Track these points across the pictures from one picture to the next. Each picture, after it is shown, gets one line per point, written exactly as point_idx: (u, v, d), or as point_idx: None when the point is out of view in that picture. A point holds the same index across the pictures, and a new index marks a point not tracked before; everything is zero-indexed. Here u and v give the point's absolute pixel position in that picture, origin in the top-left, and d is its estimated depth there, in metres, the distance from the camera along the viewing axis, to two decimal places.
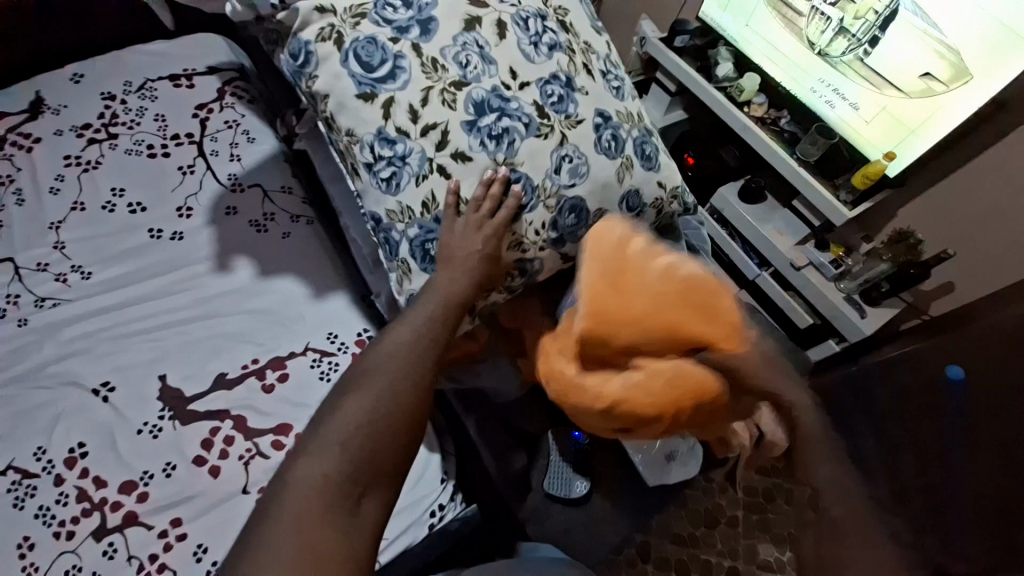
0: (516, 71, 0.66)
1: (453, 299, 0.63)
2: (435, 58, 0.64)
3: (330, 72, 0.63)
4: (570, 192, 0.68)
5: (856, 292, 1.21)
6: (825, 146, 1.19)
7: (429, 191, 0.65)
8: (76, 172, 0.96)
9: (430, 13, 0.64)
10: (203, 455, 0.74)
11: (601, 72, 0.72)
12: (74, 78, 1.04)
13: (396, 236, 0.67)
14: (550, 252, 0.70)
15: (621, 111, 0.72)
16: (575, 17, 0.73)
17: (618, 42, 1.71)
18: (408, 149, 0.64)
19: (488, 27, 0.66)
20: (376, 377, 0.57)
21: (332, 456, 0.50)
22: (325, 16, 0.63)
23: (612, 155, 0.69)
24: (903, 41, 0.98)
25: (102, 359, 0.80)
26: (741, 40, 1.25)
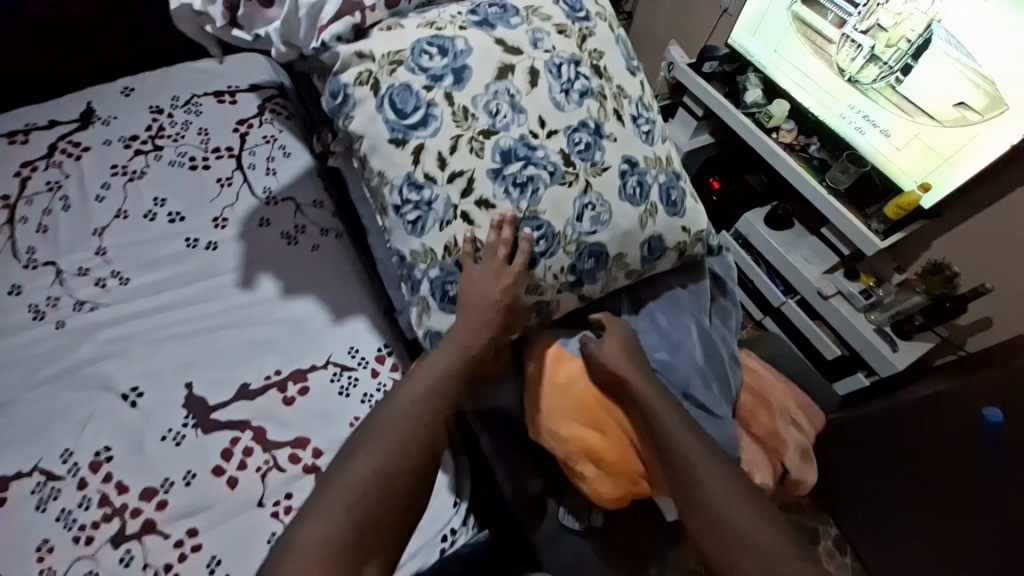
0: (545, 120, 0.64)
1: (471, 349, 0.63)
2: (466, 107, 0.62)
3: (365, 114, 0.62)
4: (591, 238, 0.66)
5: (888, 324, 1.17)
6: (856, 175, 1.15)
7: (451, 236, 0.63)
8: (122, 181, 1.00)
9: (464, 61, 0.62)
10: (223, 465, 0.74)
11: (631, 117, 0.70)
12: (124, 92, 1.10)
13: (419, 274, 0.65)
14: (566, 295, 0.69)
15: (649, 155, 0.70)
16: (609, 58, 0.71)
17: (646, 67, 1.73)
18: (435, 195, 0.63)
19: (521, 75, 0.64)
20: (387, 433, 0.57)
21: (337, 522, 0.50)
22: (364, 62, 0.62)
23: (636, 201, 0.68)
24: (936, 67, 0.97)
25: (131, 365, 0.81)
26: (769, 68, 1.25)
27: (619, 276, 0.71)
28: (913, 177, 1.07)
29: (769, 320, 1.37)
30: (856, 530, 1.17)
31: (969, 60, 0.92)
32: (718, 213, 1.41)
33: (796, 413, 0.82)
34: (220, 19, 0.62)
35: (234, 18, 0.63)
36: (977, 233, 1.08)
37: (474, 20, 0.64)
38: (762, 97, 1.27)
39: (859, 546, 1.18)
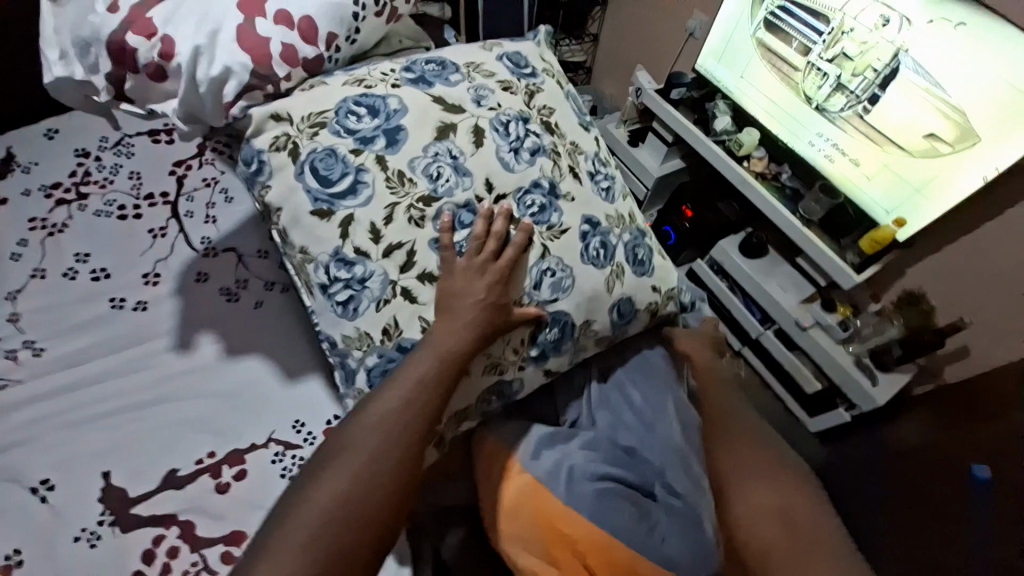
0: (492, 183, 0.66)
1: (451, 353, 0.59)
2: (402, 172, 0.63)
3: (286, 184, 0.63)
4: (553, 307, 0.66)
5: (867, 356, 1.13)
6: (829, 205, 1.13)
7: (390, 316, 0.62)
8: (40, 237, 0.89)
9: (398, 123, 0.64)
10: (144, 571, 0.65)
11: (589, 173, 0.73)
12: (48, 134, 1.00)
13: (354, 363, 0.64)
14: (530, 369, 0.68)
15: (610, 214, 0.72)
16: (561, 115, 0.75)
17: (614, 89, 1.69)
18: (368, 271, 0.62)
19: (463, 135, 0.66)
20: (352, 456, 0.54)
21: (299, 555, 0.48)
22: (280, 124, 0.63)
23: (601, 263, 0.68)
24: (904, 97, 0.94)
25: (44, 453, 0.71)
26: (736, 92, 1.21)
27: (587, 343, 0.70)
28: (885, 209, 1.04)
29: (747, 350, 1.33)
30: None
31: (939, 88, 0.89)
32: (693, 238, 1.37)
33: None
34: (106, 94, 0.65)
35: (121, 92, 0.65)
36: (952, 261, 1.05)
37: (409, 78, 0.68)
38: (731, 124, 1.23)
39: None
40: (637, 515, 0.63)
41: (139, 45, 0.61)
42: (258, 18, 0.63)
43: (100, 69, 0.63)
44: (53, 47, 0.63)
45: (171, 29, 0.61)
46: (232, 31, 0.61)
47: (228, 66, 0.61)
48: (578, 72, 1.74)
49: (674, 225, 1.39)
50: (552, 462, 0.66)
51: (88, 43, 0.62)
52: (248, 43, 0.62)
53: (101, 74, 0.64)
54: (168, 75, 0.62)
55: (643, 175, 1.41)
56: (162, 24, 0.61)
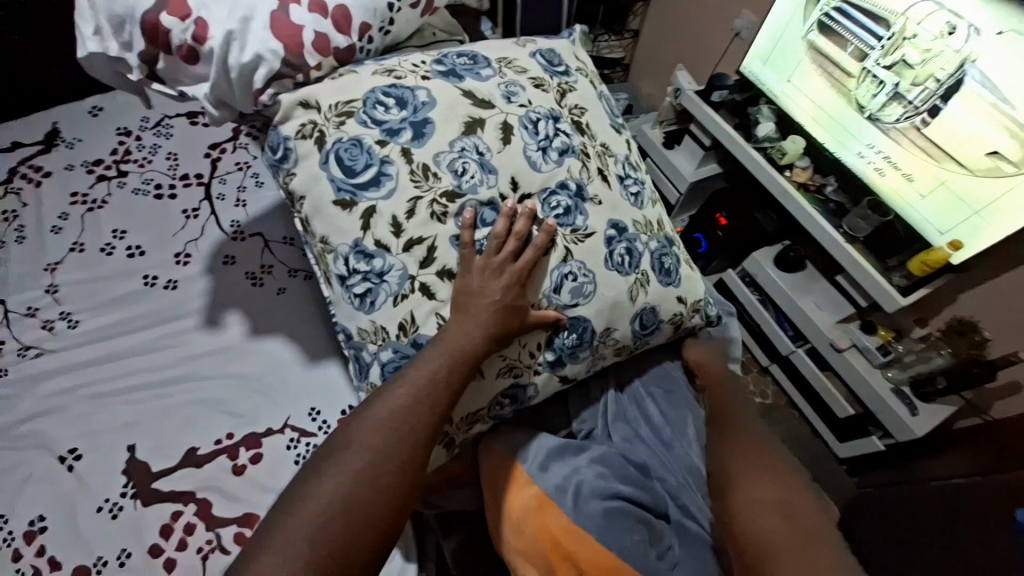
0: (517, 181, 0.65)
1: (465, 351, 0.58)
2: (427, 165, 0.62)
3: (310, 173, 0.63)
4: (573, 312, 0.64)
5: (906, 383, 1.07)
6: (877, 222, 1.04)
7: (407, 311, 0.62)
8: (80, 211, 0.92)
9: (425, 115, 0.64)
10: (160, 545, 0.67)
11: (618, 176, 0.72)
12: (91, 111, 1.04)
13: (368, 356, 0.63)
14: (545, 375, 0.66)
15: (637, 220, 0.71)
16: (591, 116, 0.74)
17: (653, 88, 1.63)
18: (388, 265, 0.61)
19: (491, 131, 0.65)
20: (358, 450, 0.53)
21: (297, 552, 0.46)
22: (308, 112, 0.63)
23: (625, 270, 0.67)
24: (967, 111, 0.87)
25: (74, 422, 0.74)
26: (783, 97, 1.16)
27: (606, 353, 0.68)
28: (939, 229, 0.97)
29: (775, 367, 1.29)
30: None
31: (1009, 102, 0.82)
32: (725, 247, 1.33)
33: None
34: (138, 73, 0.66)
35: (152, 71, 0.66)
36: (1008, 289, 0.98)
37: (440, 70, 0.67)
38: (775, 131, 1.18)
39: None
40: (649, 537, 0.61)
41: (173, 26, 0.61)
42: (291, 5, 0.63)
43: (133, 47, 0.64)
44: (88, 22, 0.64)
45: (205, 12, 0.62)
46: (265, 17, 0.62)
47: (259, 54, 0.62)
48: (616, 69, 1.69)
49: (706, 233, 1.35)
50: (561, 475, 0.64)
51: (122, 21, 0.63)
52: (281, 29, 0.62)
53: (134, 53, 0.64)
54: (200, 57, 0.63)
55: (677, 179, 1.37)
56: (196, 6, 0.62)
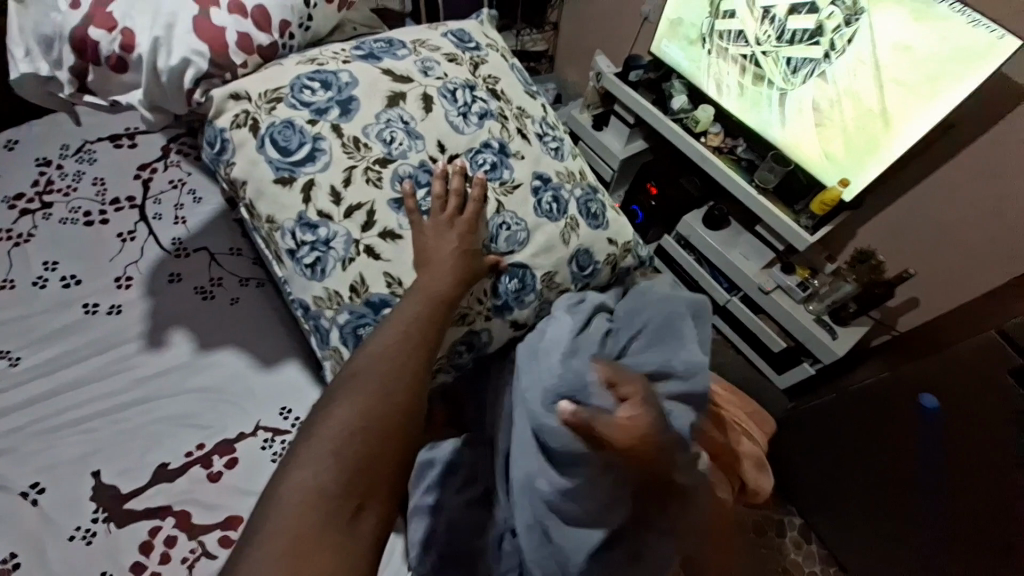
0: (444, 144, 0.71)
1: (438, 291, 0.63)
2: (357, 137, 0.67)
3: (248, 159, 0.66)
4: (511, 259, 0.72)
5: (826, 313, 1.20)
6: (783, 172, 1.18)
7: (356, 273, 0.66)
8: (6, 248, 0.88)
9: (349, 93, 0.68)
10: (142, 562, 0.67)
11: (537, 135, 0.79)
12: (7, 145, 0.99)
13: (326, 323, 0.67)
14: (495, 321, 0.72)
15: (560, 171, 0.78)
16: (506, 85, 0.80)
17: (579, 76, 1.73)
18: (332, 232, 0.66)
19: (413, 101, 0.71)
20: (366, 377, 0.54)
21: (327, 464, 0.47)
22: (239, 103, 0.66)
23: (554, 217, 0.74)
24: (839, 64, 0.99)
25: (31, 457, 0.72)
26: (691, 72, 1.27)
27: (551, 297, 0.76)
28: (833, 172, 1.10)
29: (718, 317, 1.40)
30: (817, 518, 1.14)
31: (867, 53, 0.95)
32: (660, 215, 1.44)
33: (751, 427, 0.85)
34: (69, 86, 0.66)
35: (84, 85, 0.67)
36: (895, 219, 1.13)
37: (359, 54, 0.72)
38: (687, 103, 1.29)
39: (823, 532, 1.15)
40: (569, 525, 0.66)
41: (101, 39, 0.63)
42: (213, 8, 0.65)
43: (64, 64, 0.65)
44: (18, 46, 0.65)
45: (130, 22, 0.63)
46: (189, 22, 0.64)
47: (186, 57, 0.63)
48: (541, 60, 1.74)
49: (641, 204, 1.45)
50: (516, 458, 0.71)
51: (51, 40, 0.64)
52: (206, 32, 0.64)
53: (65, 69, 0.65)
54: (130, 66, 0.64)
55: (609, 157, 1.46)
56: (122, 18, 0.63)
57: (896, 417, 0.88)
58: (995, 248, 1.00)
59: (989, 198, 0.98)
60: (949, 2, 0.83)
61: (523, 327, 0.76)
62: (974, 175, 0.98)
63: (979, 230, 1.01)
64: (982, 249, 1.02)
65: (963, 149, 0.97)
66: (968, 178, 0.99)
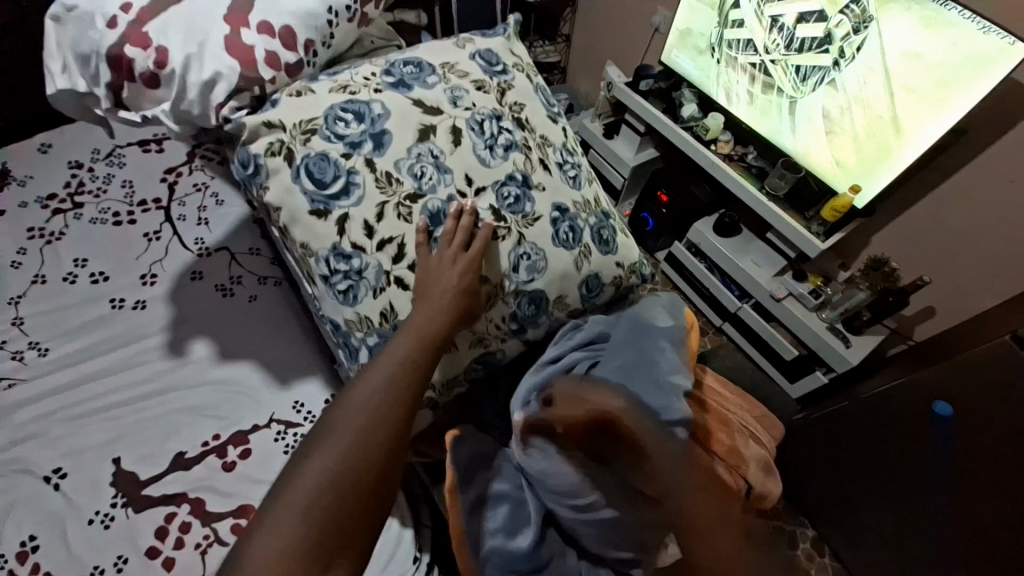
0: (471, 177, 0.74)
1: (430, 332, 0.65)
2: (389, 172, 0.70)
3: (282, 187, 0.69)
4: (529, 287, 0.74)
5: (839, 321, 1.19)
6: (793, 179, 1.18)
7: (386, 301, 0.70)
8: (38, 245, 0.93)
9: (381, 127, 0.71)
10: (158, 546, 0.68)
11: (557, 163, 0.82)
12: (42, 148, 1.05)
13: (356, 342, 0.72)
14: (511, 341, 0.77)
15: (577, 201, 0.81)
16: (529, 111, 0.84)
17: (590, 87, 1.76)
18: (365, 263, 0.69)
19: (442, 135, 0.74)
20: (347, 427, 0.55)
21: (297, 525, 0.48)
22: (273, 131, 0.69)
23: (570, 245, 0.77)
24: (849, 71, 1.00)
25: (57, 442, 0.74)
26: (701, 80, 1.30)
27: (559, 315, 0.79)
28: (845, 179, 1.10)
29: (728, 326, 1.39)
30: (830, 530, 1.12)
31: (878, 61, 0.95)
32: (670, 224, 1.46)
33: (758, 431, 0.85)
34: (106, 102, 0.69)
35: (119, 100, 0.70)
36: (911, 227, 1.12)
37: (389, 81, 0.75)
38: (698, 111, 1.31)
39: (837, 545, 1.12)
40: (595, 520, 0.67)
41: (137, 56, 0.66)
42: (243, 29, 0.69)
43: (100, 80, 0.68)
44: (56, 61, 0.68)
45: (164, 40, 0.67)
46: (219, 40, 0.67)
47: (217, 70, 0.67)
48: (554, 72, 1.81)
49: (651, 211, 1.48)
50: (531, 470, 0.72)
51: (88, 57, 0.67)
52: (236, 51, 0.68)
53: (102, 84, 0.68)
54: (160, 81, 0.68)
55: (620, 165, 1.47)
56: (157, 36, 0.67)
57: (910, 430, 0.87)
58: (1007, 255, 1.00)
59: (1001, 204, 0.97)
60: (959, 9, 0.83)
61: (536, 342, 0.81)
62: (987, 180, 0.97)
63: (995, 237, 1.00)
64: (994, 257, 1.02)
65: (977, 156, 0.97)
66: (983, 184, 0.98)
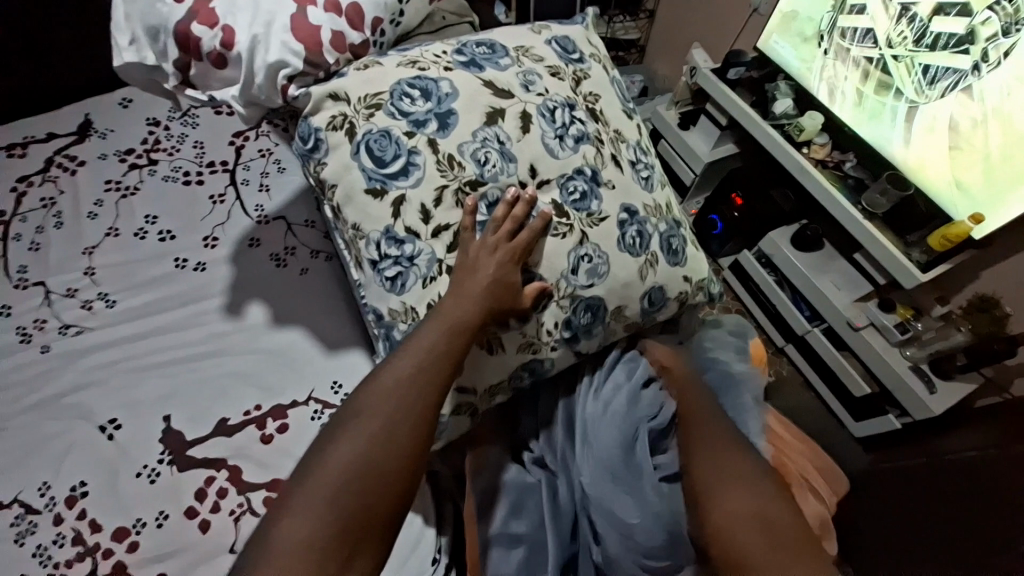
0: (536, 167, 0.69)
1: (461, 323, 0.61)
2: (452, 155, 0.65)
3: (341, 162, 0.66)
4: (587, 293, 0.68)
5: (926, 361, 1.06)
6: (897, 197, 1.03)
7: (436, 293, 0.65)
8: (115, 198, 0.96)
9: (449, 106, 0.66)
10: (196, 507, 0.71)
11: (630, 162, 0.75)
12: (122, 103, 1.08)
13: (398, 335, 0.66)
14: (563, 351, 0.71)
15: (648, 203, 0.74)
16: (605, 101, 0.76)
17: (669, 69, 1.62)
18: (417, 250, 0.65)
19: (511, 120, 0.68)
20: (370, 415, 0.55)
21: (317, 510, 0.49)
22: (338, 103, 0.66)
23: (636, 252, 0.71)
24: (992, 78, 0.83)
25: (114, 394, 0.78)
26: (801, 72, 1.16)
27: (617, 329, 0.73)
28: (964, 205, 0.94)
29: (791, 348, 1.28)
30: None
31: None
32: (741, 228, 1.34)
33: (818, 482, 0.83)
34: (173, 79, 0.69)
35: (186, 79, 0.70)
36: None
37: (461, 60, 0.70)
38: (793, 108, 1.16)
39: None
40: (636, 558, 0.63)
41: (203, 35, 0.66)
42: (309, 7, 0.67)
43: (168, 55, 0.68)
44: (125, 34, 0.69)
45: (231, 20, 0.66)
46: (286, 19, 0.66)
47: (283, 57, 0.65)
48: (631, 50, 1.69)
49: (722, 214, 1.36)
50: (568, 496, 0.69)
51: (157, 31, 0.67)
52: (301, 31, 0.66)
53: (169, 61, 0.69)
54: (229, 62, 0.67)
55: (692, 160, 1.35)
56: (223, 15, 0.66)
57: (1002, 512, 0.73)
58: None
59: None
60: None
61: (588, 356, 0.75)
62: None
63: None
64: None
65: None
66: None
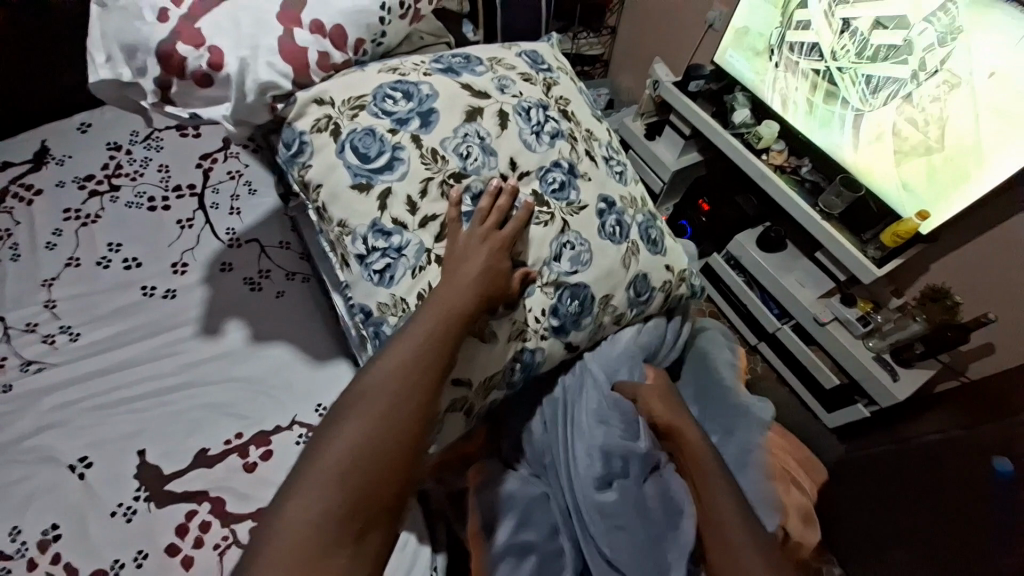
0: (516, 161, 0.70)
1: (460, 304, 0.60)
2: (435, 150, 0.67)
3: (325, 163, 0.67)
4: (572, 279, 0.70)
5: (887, 351, 1.12)
6: (851, 198, 1.09)
7: (425, 282, 0.65)
8: (75, 227, 0.93)
9: (430, 105, 0.68)
10: (176, 545, 0.69)
11: (603, 158, 0.78)
12: (80, 128, 1.05)
13: (388, 330, 0.65)
14: (551, 341, 0.70)
15: (624, 196, 0.77)
16: (575, 105, 0.80)
17: (633, 82, 1.68)
18: (405, 241, 0.65)
19: (490, 117, 0.70)
20: (375, 394, 0.53)
21: (325, 490, 0.46)
22: (322, 107, 0.67)
23: (616, 240, 0.73)
24: (929, 87, 0.90)
25: (82, 432, 0.75)
26: (755, 84, 1.22)
27: (605, 320, 0.74)
28: (909, 203, 1.01)
29: (763, 345, 1.33)
30: None
31: (961, 77, 0.86)
32: (709, 234, 1.38)
33: (798, 474, 0.88)
34: (153, 95, 0.66)
35: (166, 95, 0.67)
36: (979, 257, 1.03)
37: (438, 67, 0.71)
38: (750, 117, 1.22)
39: None
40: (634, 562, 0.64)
41: (188, 54, 0.64)
42: (295, 29, 0.67)
43: (148, 72, 0.65)
44: (101, 52, 0.66)
45: (217, 40, 0.65)
46: (275, 44, 0.66)
47: (275, 79, 0.66)
48: (595, 65, 1.75)
49: (691, 220, 1.40)
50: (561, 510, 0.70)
51: (136, 49, 0.65)
52: (289, 54, 0.66)
53: (148, 77, 0.66)
54: (214, 82, 0.66)
55: (659, 168, 1.40)
56: (210, 35, 0.65)
57: (972, 481, 0.78)
58: None
59: None
60: None
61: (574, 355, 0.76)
62: None
63: None
64: None
65: None
66: None
